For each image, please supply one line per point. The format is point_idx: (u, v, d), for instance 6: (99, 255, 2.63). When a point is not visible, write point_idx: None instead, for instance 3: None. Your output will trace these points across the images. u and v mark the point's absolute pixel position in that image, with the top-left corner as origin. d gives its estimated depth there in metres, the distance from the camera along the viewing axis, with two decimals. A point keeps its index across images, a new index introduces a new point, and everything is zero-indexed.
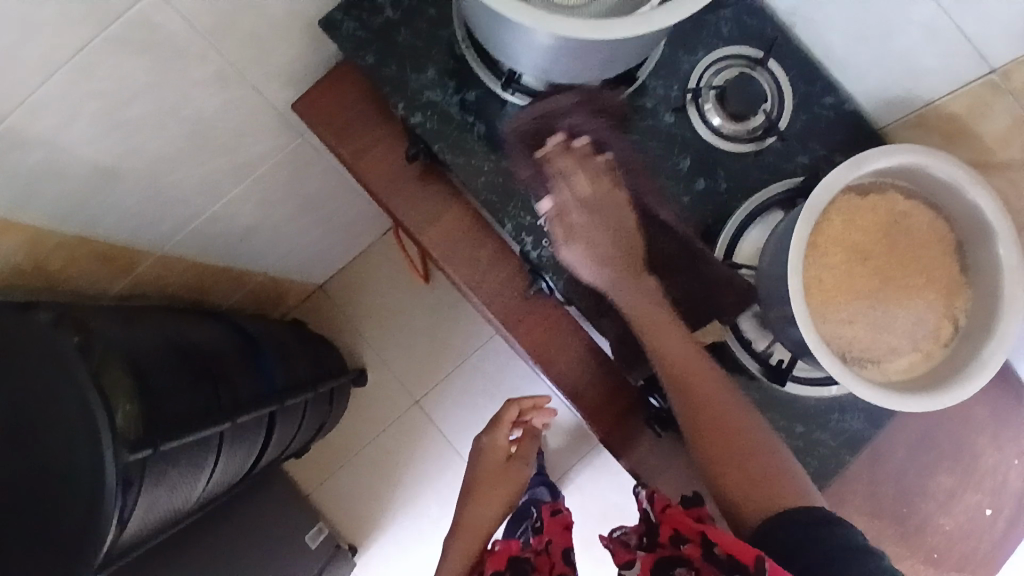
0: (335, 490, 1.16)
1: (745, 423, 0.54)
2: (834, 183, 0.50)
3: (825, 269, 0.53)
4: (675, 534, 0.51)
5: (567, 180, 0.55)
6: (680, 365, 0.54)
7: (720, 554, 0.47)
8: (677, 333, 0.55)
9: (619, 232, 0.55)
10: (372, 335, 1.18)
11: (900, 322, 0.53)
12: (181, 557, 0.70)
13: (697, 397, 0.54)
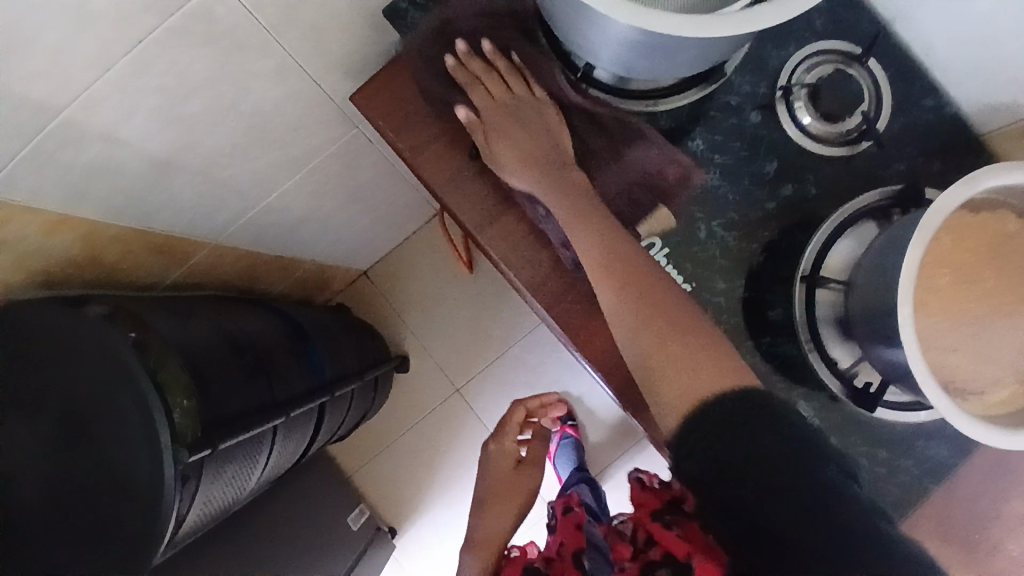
0: (377, 472, 1.36)
1: (683, 324, 0.52)
2: (952, 199, 0.44)
3: (931, 293, 0.47)
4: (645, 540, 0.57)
5: (473, 88, 0.59)
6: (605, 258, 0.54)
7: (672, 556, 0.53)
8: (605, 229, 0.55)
9: (532, 128, 0.58)
10: (417, 326, 1.35)
11: (1005, 351, 0.49)
12: (233, 539, 0.83)
13: (625, 289, 0.53)
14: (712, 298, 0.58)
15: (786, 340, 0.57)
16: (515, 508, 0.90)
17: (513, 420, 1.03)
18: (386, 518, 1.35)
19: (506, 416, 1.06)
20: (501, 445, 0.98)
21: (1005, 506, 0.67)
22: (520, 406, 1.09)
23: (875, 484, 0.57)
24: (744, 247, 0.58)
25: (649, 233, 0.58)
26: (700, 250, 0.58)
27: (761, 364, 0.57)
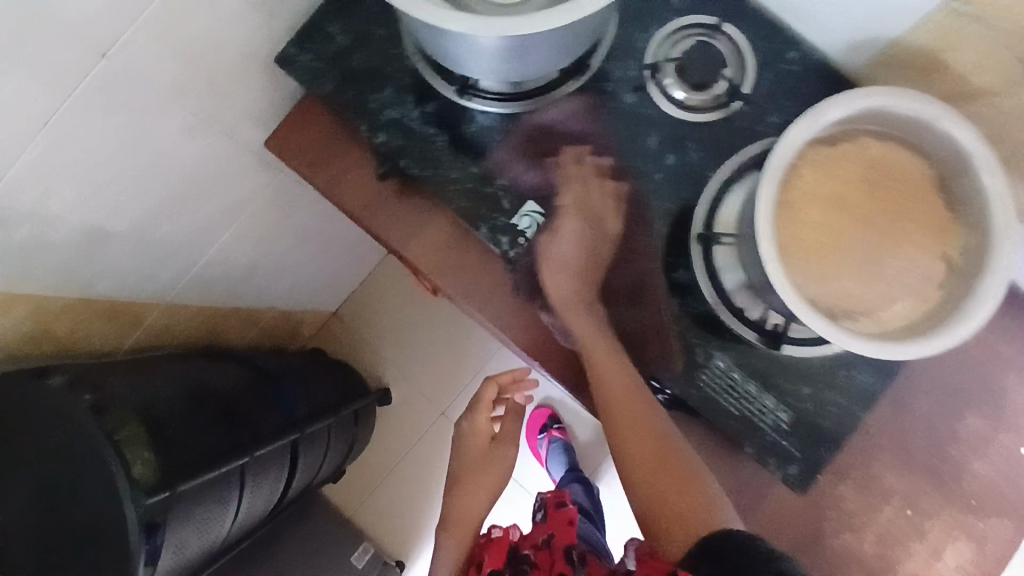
0: (377, 505, 1.39)
1: (686, 468, 0.58)
2: (794, 138, 0.48)
3: (804, 227, 0.50)
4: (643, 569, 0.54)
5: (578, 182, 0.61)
6: (618, 390, 0.58)
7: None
8: (616, 365, 0.59)
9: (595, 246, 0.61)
10: (393, 355, 1.40)
11: (892, 270, 0.50)
12: None
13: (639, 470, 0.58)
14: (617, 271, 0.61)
15: (694, 298, 0.60)
16: (490, 485, 0.85)
17: (485, 396, 0.95)
18: (392, 550, 1.38)
19: (477, 396, 0.96)
20: (473, 422, 0.93)
21: (956, 426, 0.68)
22: (492, 383, 1.01)
23: (805, 420, 0.59)
24: (638, 219, 0.62)
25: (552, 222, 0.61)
26: (599, 228, 0.61)
27: (673, 325, 0.60)
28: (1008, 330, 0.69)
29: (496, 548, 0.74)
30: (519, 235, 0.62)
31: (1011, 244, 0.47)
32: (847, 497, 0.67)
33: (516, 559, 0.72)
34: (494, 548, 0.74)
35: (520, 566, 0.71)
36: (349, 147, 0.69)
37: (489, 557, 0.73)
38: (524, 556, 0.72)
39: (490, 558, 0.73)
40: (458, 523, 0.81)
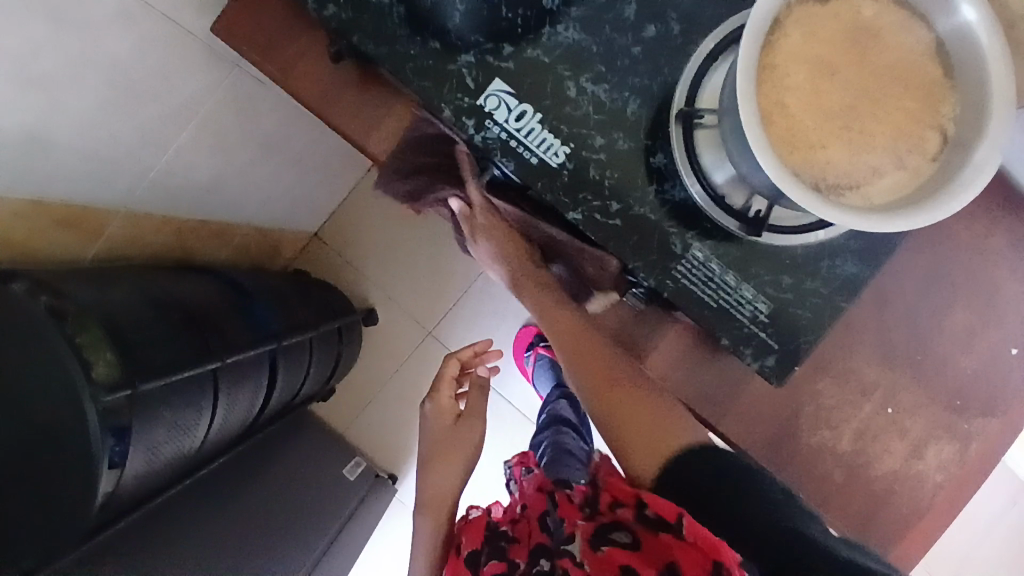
0: (367, 422, 1.42)
1: (659, 409, 0.60)
2: None
3: (788, 91, 0.45)
4: (613, 500, 0.56)
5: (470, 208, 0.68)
6: (573, 345, 0.65)
7: (650, 514, 0.53)
8: (570, 319, 0.67)
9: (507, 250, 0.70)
10: (376, 275, 1.39)
11: (881, 142, 0.46)
12: (207, 493, 0.88)
13: (613, 410, 0.61)
14: (592, 156, 0.56)
15: (673, 184, 0.56)
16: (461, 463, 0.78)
17: (447, 376, 0.87)
18: (384, 466, 1.43)
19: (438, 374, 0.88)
20: (437, 402, 0.84)
21: (944, 321, 0.67)
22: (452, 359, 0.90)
23: (786, 311, 0.57)
24: (616, 98, 0.56)
25: (520, 101, 0.56)
26: (572, 109, 0.56)
27: (650, 213, 0.56)
28: (999, 222, 0.67)
29: (472, 527, 0.63)
30: (484, 116, 0.56)
31: (1006, 111, 0.44)
32: (827, 394, 0.66)
33: (489, 540, 0.60)
34: (468, 528, 0.63)
35: (494, 551, 0.59)
36: (302, 33, 0.64)
37: (465, 540, 0.62)
38: (503, 533, 0.61)
39: (466, 540, 0.62)
40: (432, 503, 0.74)
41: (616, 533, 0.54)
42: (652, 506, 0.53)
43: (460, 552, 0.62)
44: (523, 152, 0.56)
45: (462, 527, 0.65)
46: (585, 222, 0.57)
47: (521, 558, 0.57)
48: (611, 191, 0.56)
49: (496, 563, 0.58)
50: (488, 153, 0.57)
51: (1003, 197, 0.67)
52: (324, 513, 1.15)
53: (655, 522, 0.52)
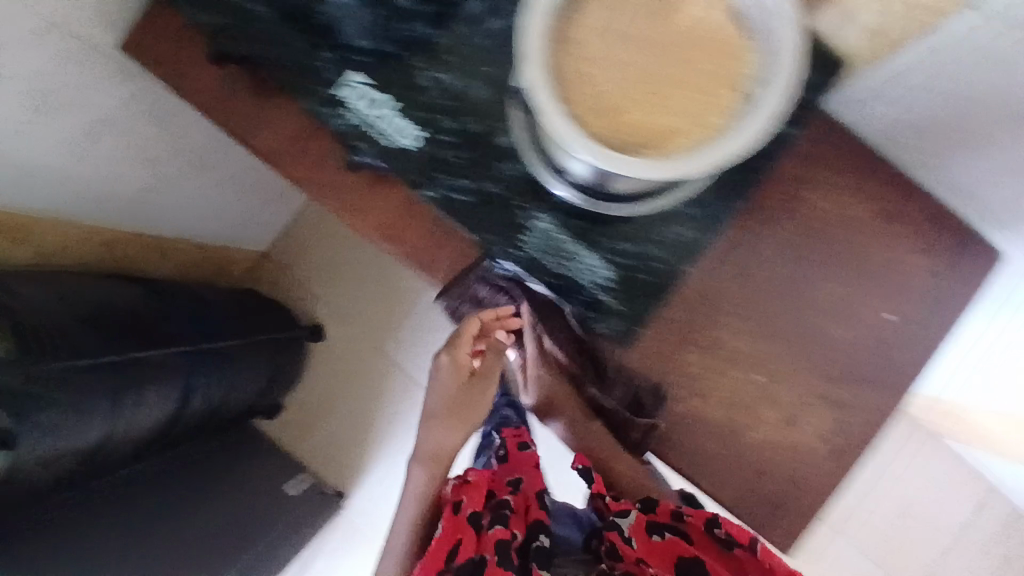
0: (315, 440, 1.44)
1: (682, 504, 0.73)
2: None
3: (586, 59, 0.49)
4: (676, 512, 0.67)
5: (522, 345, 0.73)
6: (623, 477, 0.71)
7: (721, 532, 0.64)
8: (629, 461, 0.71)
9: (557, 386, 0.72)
10: (323, 292, 1.43)
11: (678, 102, 0.49)
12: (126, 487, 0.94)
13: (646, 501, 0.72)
14: (440, 137, 0.60)
15: (521, 161, 0.60)
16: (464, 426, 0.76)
17: (468, 333, 0.71)
18: (332, 482, 1.44)
19: (458, 327, 0.71)
20: (453, 356, 0.74)
21: (814, 291, 0.68)
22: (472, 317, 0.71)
23: (627, 275, 0.61)
24: (466, 85, 0.60)
25: (380, 92, 0.60)
26: (425, 96, 0.60)
27: (501, 190, 0.61)
28: (867, 194, 0.67)
29: (475, 489, 0.70)
30: (344, 106, 0.61)
31: (789, 61, 0.46)
32: (694, 363, 0.68)
33: (493, 510, 0.68)
34: (471, 488, 0.70)
35: (498, 519, 0.66)
36: (189, 39, 0.68)
37: (466, 501, 0.69)
38: (504, 505, 0.68)
39: (467, 499, 0.69)
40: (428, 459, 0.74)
41: (671, 531, 0.66)
42: (725, 525, 0.64)
43: (461, 509, 0.68)
44: (382, 138, 0.61)
45: (460, 486, 0.71)
46: (440, 199, 0.61)
47: (519, 534, 0.66)
48: (462, 170, 0.60)
49: (501, 528, 0.65)
50: (347, 138, 0.62)
51: (871, 168, 0.67)
52: (259, 523, 1.19)
53: (725, 539, 0.64)
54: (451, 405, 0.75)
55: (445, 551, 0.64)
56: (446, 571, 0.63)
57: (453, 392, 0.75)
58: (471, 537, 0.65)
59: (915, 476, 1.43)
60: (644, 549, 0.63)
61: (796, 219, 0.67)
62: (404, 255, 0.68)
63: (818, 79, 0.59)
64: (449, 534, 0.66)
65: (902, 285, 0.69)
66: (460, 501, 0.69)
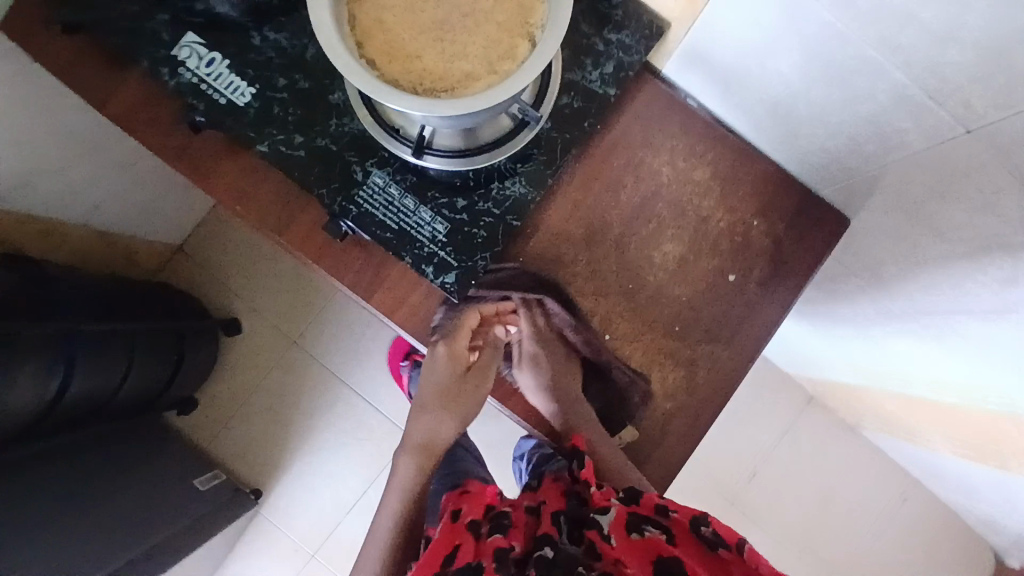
0: (231, 438, 1.41)
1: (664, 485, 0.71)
2: None
3: (384, 10, 0.51)
4: (662, 506, 0.60)
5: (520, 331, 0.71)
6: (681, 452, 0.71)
7: (708, 532, 0.56)
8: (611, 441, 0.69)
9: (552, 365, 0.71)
10: (240, 287, 1.42)
11: (471, 48, 0.51)
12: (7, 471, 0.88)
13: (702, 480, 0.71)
14: (275, 95, 0.62)
15: (350, 118, 0.62)
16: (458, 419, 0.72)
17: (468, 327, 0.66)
18: (247, 481, 1.40)
19: (455, 322, 0.66)
20: (449, 347, 0.67)
21: (653, 251, 0.70)
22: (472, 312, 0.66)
23: (461, 231, 0.63)
24: (295, 44, 0.62)
25: (209, 49, 0.62)
26: (257, 54, 0.62)
27: (331, 144, 0.62)
28: (704, 158, 0.71)
29: (476, 500, 0.66)
30: (178, 63, 0.62)
31: (566, 4, 0.48)
32: (543, 324, 0.69)
33: (494, 517, 0.62)
34: (470, 499, 0.66)
35: (499, 526, 0.61)
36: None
37: (465, 509, 0.65)
38: (507, 513, 0.63)
39: (467, 508, 0.65)
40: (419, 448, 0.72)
41: (659, 527, 0.58)
42: (709, 523, 0.56)
43: (461, 517, 0.64)
44: (212, 94, 0.62)
45: (460, 498, 0.68)
46: (273, 153, 0.62)
47: (518, 544, 0.59)
48: (295, 125, 0.62)
49: (496, 537, 0.59)
50: (181, 94, 0.62)
51: (707, 135, 0.71)
52: (168, 513, 1.13)
53: (718, 543, 0.55)
54: (438, 392, 0.70)
55: (440, 555, 0.59)
56: (443, 572, 0.57)
57: (441, 381, 0.70)
58: (470, 541, 0.60)
59: (835, 463, 1.43)
60: (625, 547, 0.56)
61: (633, 184, 0.70)
62: (258, 221, 0.65)
63: (633, 39, 0.64)
64: (447, 539, 0.61)
65: (745, 246, 0.71)
66: (458, 510, 0.65)
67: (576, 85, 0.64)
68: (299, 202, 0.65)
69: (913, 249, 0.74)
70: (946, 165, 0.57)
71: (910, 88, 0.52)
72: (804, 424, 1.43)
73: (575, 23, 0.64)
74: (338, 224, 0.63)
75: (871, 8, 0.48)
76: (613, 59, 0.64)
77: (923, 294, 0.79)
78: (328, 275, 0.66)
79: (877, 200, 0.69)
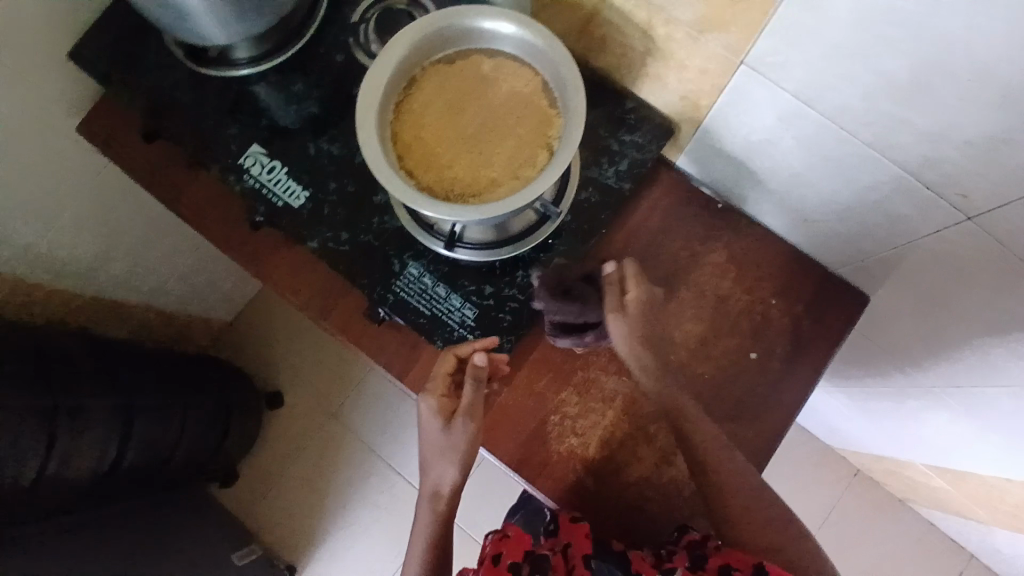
0: (268, 511, 1.44)
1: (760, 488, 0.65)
2: (396, 48, 0.56)
3: (422, 127, 0.59)
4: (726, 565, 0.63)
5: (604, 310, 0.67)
6: (739, 486, 0.64)
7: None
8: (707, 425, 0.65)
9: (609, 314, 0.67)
10: (282, 360, 1.49)
11: (497, 157, 0.58)
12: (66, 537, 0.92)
13: (771, 515, 0.65)
14: (326, 197, 0.70)
15: (390, 215, 0.69)
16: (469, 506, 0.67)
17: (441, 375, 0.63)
18: (282, 554, 1.42)
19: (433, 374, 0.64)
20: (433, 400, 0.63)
21: (675, 332, 0.73)
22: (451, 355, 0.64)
23: (488, 314, 0.68)
24: (346, 153, 0.71)
25: (270, 158, 0.71)
26: (311, 162, 0.71)
27: (373, 239, 0.69)
28: (719, 243, 0.75)
29: (513, 542, 0.70)
30: (243, 171, 0.71)
31: (580, 118, 0.54)
32: (571, 402, 0.71)
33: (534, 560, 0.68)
34: (510, 542, 0.70)
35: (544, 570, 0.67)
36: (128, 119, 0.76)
37: (505, 553, 0.69)
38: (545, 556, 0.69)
39: (506, 551, 0.69)
40: None
41: None
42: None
43: (501, 561, 0.68)
44: (271, 197, 0.70)
45: (498, 541, 0.70)
46: (321, 248, 0.69)
47: None
48: (341, 223, 0.70)
49: None
50: (244, 197, 0.71)
51: (720, 219, 0.76)
52: None
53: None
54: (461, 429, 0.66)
55: None
56: None
57: (506, 438, 0.71)
58: None
59: (885, 544, 1.36)
60: None
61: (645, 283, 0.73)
62: (303, 305, 0.72)
63: (646, 139, 0.70)
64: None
65: (772, 333, 0.73)
66: (498, 554, 0.69)
67: (595, 180, 0.70)
68: (341, 289, 0.72)
69: (933, 325, 0.74)
70: (945, 252, 0.61)
71: (909, 180, 0.57)
72: (848, 501, 1.38)
73: (593, 127, 0.70)
74: (377, 310, 0.69)
75: (865, 116, 0.53)
76: (628, 157, 0.70)
77: (951, 368, 0.78)
78: (367, 355, 0.71)
79: (892, 282, 0.72)
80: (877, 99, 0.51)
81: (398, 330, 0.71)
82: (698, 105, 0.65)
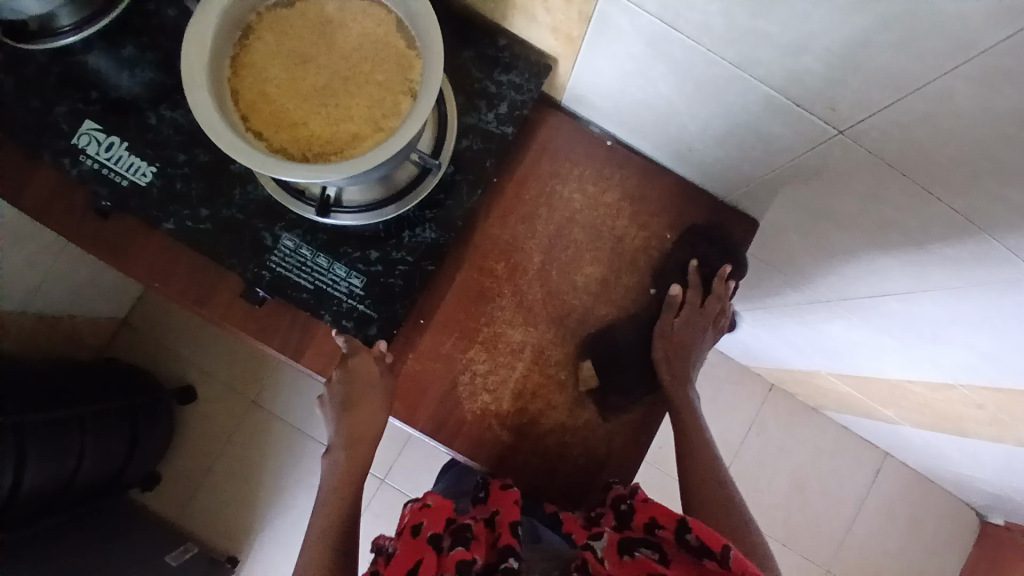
0: (199, 508, 1.37)
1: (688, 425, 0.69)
2: None
3: (267, 82, 0.53)
4: (652, 520, 0.57)
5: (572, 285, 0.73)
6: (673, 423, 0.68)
7: (693, 540, 0.54)
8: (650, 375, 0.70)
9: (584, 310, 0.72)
10: (191, 352, 1.40)
11: (356, 109, 0.53)
12: None
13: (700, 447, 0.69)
14: (177, 171, 0.63)
15: (254, 185, 0.63)
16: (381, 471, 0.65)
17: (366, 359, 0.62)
18: (221, 548, 1.36)
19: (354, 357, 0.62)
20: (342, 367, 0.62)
21: (575, 277, 0.72)
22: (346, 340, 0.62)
23: (376, 281, 0.64)
24: (194, 120, 0.64)
25: (108, 134, 0.63)
26: (155, 134, 0.63)
27: (238, 213, 0.63)
28: (610, 181, 0.73)
29: (435, 511, 0.59)
30: (78, 152, 0.62)
31: (438, 54, 0.50)
32: (477, 359, 0.69)
33: (456, 530, 0.56)
34: (431, 510, 0.59)
35: (460, 539, 0.55)
36: None
37: (425, 522, 0.58)
38: (467, 526, 0.57)
39: (427, 521, 0.58)
40: None
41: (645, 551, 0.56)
42: (697, 532, 0.54)
43: (419, 531, 0.57)
44: (114, 178, 0.62)
45: (419, 511, 0.60)
46: (181, 230, 0.63)
47: (480, 558, 0.53)
48: (199, 200, 0.63)
49: (457, 551, 0.53)
50: (85, 183, 0.63)
51: (609, 157, 0.74)
52: None
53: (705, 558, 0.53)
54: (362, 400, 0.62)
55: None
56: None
57: (416, 405, 0.68)
58: (432, 557, 0.53)
59: (801, 447, 1.45)
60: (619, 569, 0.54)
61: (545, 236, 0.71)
62: (172, 293, 0.65)
63: (523, 78, 0.66)
64: (406, 556, 0.54)
65: (671, 265, 0.73)
66: (417, 525, 0.58)
67: (474, 126, 0.66)
68: (213, 271, 0.65)
69: (819, 241, 0.76)
70: (823, 167, 0.62)
71: (779, 98, 0.56)
72: (767, 414, 1.46)
73: (466, 71, 0.66)
74: (254, 291, 0.64)
75: (733, 33, 0.52)
76: (506, 100, 0.67)
77: (837, 277, 0.81)
78: (253, 340, 0.66)
79: (776, 206, 0.74)
80: (743, 16, 0.50)
81: (282, 307, 0.66)
82: (570, 37, 0.62)
